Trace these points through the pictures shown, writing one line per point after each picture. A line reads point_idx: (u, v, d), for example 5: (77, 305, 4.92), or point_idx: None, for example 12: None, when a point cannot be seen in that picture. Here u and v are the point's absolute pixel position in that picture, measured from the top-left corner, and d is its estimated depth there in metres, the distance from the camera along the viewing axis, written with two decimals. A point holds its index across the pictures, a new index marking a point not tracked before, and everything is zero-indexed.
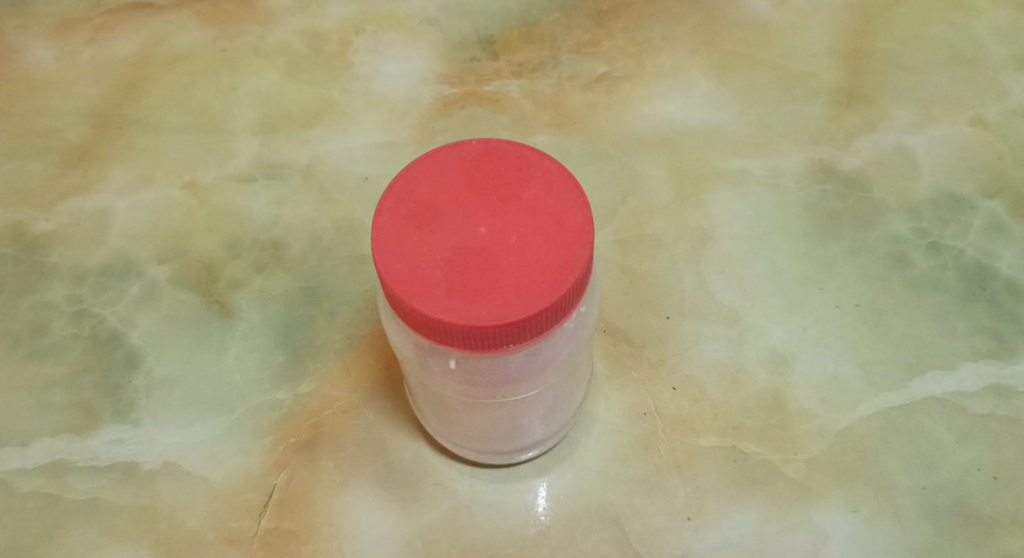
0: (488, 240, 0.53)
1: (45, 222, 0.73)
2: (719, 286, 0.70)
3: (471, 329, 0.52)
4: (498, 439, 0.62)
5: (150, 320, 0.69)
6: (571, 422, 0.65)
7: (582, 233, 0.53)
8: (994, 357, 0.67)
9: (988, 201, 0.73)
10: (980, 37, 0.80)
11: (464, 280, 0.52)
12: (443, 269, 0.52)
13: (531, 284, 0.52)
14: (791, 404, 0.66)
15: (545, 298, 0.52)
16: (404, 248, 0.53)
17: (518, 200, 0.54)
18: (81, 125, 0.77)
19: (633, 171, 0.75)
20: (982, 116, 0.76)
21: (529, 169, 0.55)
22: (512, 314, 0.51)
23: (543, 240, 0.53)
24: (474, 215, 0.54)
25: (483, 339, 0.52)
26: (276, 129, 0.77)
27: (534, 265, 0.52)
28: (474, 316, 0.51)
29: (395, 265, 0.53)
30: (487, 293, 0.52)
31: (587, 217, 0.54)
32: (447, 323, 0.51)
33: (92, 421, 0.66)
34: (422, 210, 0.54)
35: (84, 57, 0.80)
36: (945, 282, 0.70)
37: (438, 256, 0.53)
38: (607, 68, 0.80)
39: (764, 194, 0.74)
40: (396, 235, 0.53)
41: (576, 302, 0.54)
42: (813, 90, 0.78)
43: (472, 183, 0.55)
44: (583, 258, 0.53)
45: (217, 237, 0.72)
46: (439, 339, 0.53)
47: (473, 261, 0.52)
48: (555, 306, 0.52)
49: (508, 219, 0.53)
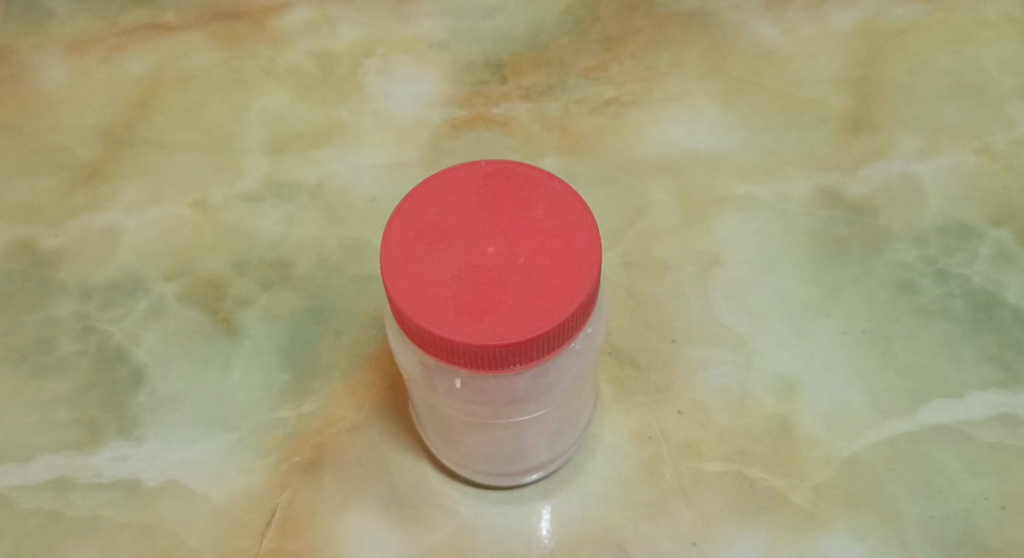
0: (497, 260, 0.53)
1: (54, 238, 0.73)
2: (726, 311, 0.70)
3: (478, 348, 0.51)
4: (503, 461, 0.62)
5: (156, 336, 0.69)
6: (576, 444, 0.65)
7: (590, 254, 0.53)
8: (1002, 386, 0.66)
9: (995, 229, 0.73)
10: (987, 67, 0.80)
11: (472, 299, 0.52)
12: (451, 289, 0.52)
13: (539, 304, 0.52)
14: (798, 430, 0.65)
15: (554, 318, 0.52)
16: (412, 266, 0.53)
17: (527, 220, 0.54)
18: (93, 143, 0.77)
19: (640, 195, 0.75)
20: (989, 146, 0.76)
21: (538, 190, 0.55)
22: (518, 333, 0.51)
23: (551, 261, 0.53)
24: (483, 233, 0.54)
25: (490, 358, 0.52)
26: (285, 148, 0.77)
27: (542, 285, 0.52)
28: (481, 335, 0.51)
29: (403, 283, 0.53)
30: (494, 313, 0.52)
31: (596, 238, 0.54)
32: (454, 342, 0.51)
33: (96, 438, 0.66)
34: (431, 229, 0.54)
35: (97, 76, 0.80)
36: (953, 309, 0.70)
37: (446, 275, 0.53)
38: (616, 93, 0.80)
39: (771, 219, 0.74)
40: (404, 254, 0.53)
41: (584, 323, 0.54)
42: (821, 117, 0.78)
43: (482, 202, 0.55)
44: (592, 279, 0.53)
45: (224, 255, 0.73)
46: (446, 359, 0.53)
47: (481, 281, 0.52)
48: (563, 326, 0.52)
49: (517, 239, 0.53)
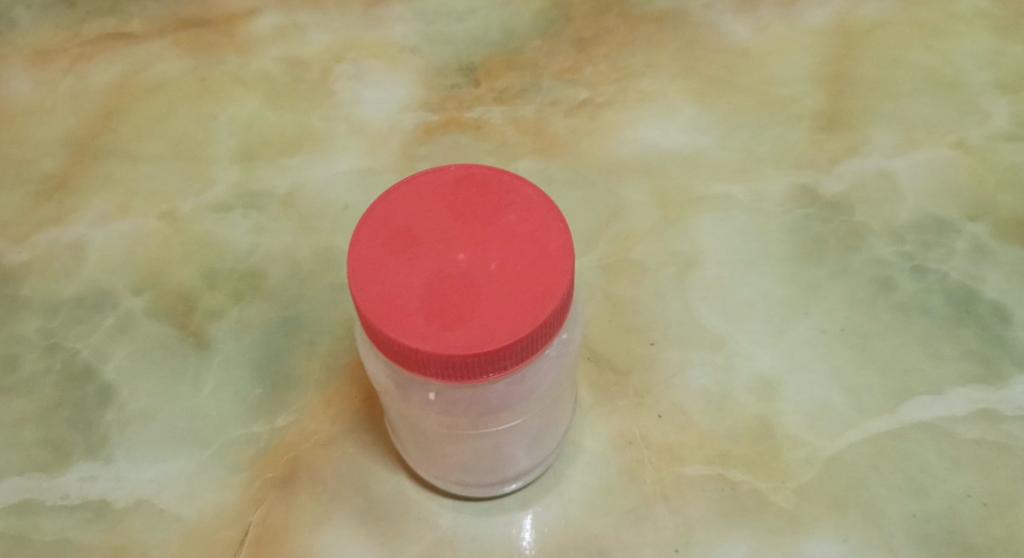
0: (468, 267, 0.52)
1: (18, 254, 0.72)
2: (704, 311, 0.69)
3: (449, 359, 0.50)
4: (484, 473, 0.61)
5: (124, 352, 0.68)
6: (555, 452, 0.64)
7: (563, 259, 0.53)
8: (983, 382, 0.66)
9: (972, 224, 0.72)
10: (960, 61, 0.80)
11: (443, 308, 0.51)
12: (421, 298, 0.51)
13: (510, 311, 0.51)
14: (779, 431, 0.65)
15: (526, 326, 0.51)
16: (381, 275, 0.52)
17: (498, 226, 0.53)
18: (58, 155, 0.76)
19: (616, 197, 0.74)
20: (964, 140, 0.76)
21: (509, 195, 0.54)
22: (490, 343, 0.50)
23: (523, 267, 0.52)
24: (453, 241, 0.53)
25: (461, 369, 0.51)
26: (255, 157, 0.76)
27: (515, 292, 0.51)
28: (452, 345, 0.50)
29: (372, 294, 0.52)
30: (466, 322, 0.51)
31: (568, 242, 0.53)
32: (425, 353, 0.50)
33: (63, 458, 0.64)
34: (400, 237, 0.53)
35: (61, 87, 0.79)
36: (931, 305, 0.69)
37: (415, 284, 0.52)
38: (590, 94, 0.80)
39: (748, 218, 0.73)
40: (373, 263, 0.52)
41: (558, 329, 0.53)
42: (795, 114, 0.78)
43: (451, 208, 0.54)
44: (565, 285, 0.52)
45: (194, 267, 0.71)
46: (418, 371, 0.52)
47: (452, 289, 0.51)
48: (537, 333, 0.51)
49: (487, 245, 0.52)
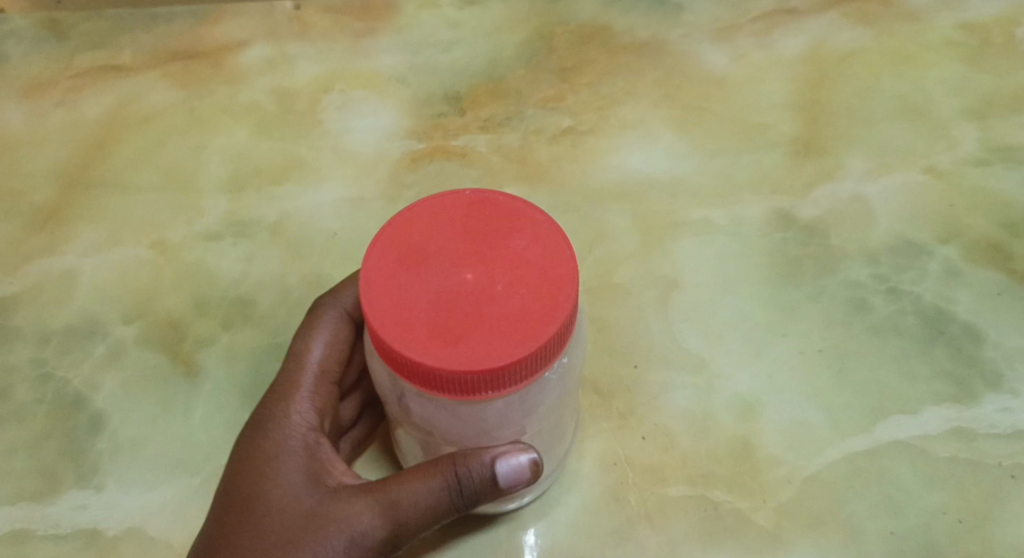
0: (474, 285, 0.53)
1: (10, 284, 0.73)
2: (686, 333, 0.71)
3: (447, 375, 0.52)
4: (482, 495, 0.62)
5: (115, 381, 0.69)
6: (556, 473, 0.65)
7: (567, 285, 0.54)
8: (955, 401, 0.67)
9: (943, 246, 0.74)
10: (930, 88, 0.82)
11: (446, 324, 0.53)
12: (426, 312, 0.53)
13: (511, 333, 0.52)
14: (759, 451, 0.66)
15: (523, 349, 0.52)
16: (390, 288, 0.54)
17: (508, 249, 0.55)
18: (49, 187, 0.77)
19: (598, 222, 0.76)
20: (936, 165, 0.78)
21: (521, 220, 0.56)
22: (487, 363, 0.52)
23: (528, 290, 0.53)
24: (463, 259, 0.54)
25: (458, 385, 0.52)
26: (244, 186, 0.78)
27: (516, 313, 0.53)
28: (451, 360, 0.52)
29: (379, 305, 0.53)
30: (466, 339, 0.52)
31: (573, 270, 0.54)
32: (424, 365, 0.52)
33: (55, 487, 0.65)
34: (413, 253, 0.55)
35: (52, 119, 0.80)
36: (905, 326, 0.71)
37: (422, 299, 0.53)
38: (573, 122, 0.82)
39: (727, 242, 0.75)
40: (384, 276, 0.54)
41: (557, 354, 0.54)
42: (772, 140, 0.80)
43: (464, 228, 0.55)
44: (566, 310, 0.53)
45: (184, 295, 0.72)
46: (417, 383, 0.53)
47: (457, 305, 0.53)
48: (534, 355, 0.52)
49: (494, 267, 0.54)
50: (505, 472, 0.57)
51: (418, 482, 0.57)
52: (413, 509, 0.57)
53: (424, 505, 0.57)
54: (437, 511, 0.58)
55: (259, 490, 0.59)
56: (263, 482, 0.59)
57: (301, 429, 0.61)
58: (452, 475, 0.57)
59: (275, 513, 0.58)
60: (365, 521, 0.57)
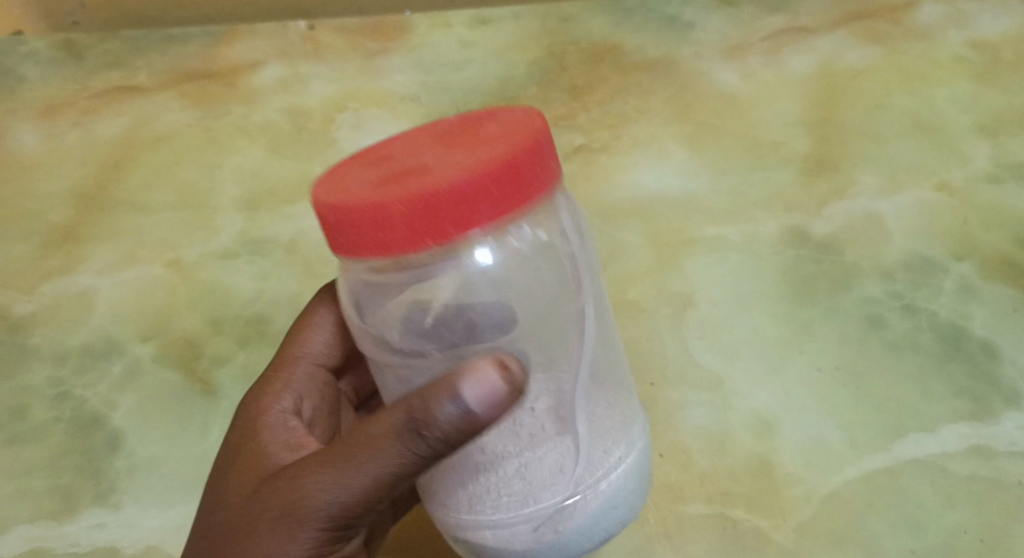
0: (427, 153, 0.52)
1: (27, 303, 0.73)
2: (701, 351, 0.71)
3: (383, 215, 0.49)
4: (506, 501, 0.52)
5: (132, 400, 0.69)
6: (602, 455, 0.53)
7: (524, 136, 0.51)
8: (974, 419, 0.67)
9: (958, 263, 0.74)
10: (941, 106, 0.83)
11: (389, 181, 0.50)
12: (371, 179, 0.51)
13: (454, 172, 0.49)
14: (778, 469, 0.66)
15: (464, 181, 0.49)
16: (342, 174, 0.52)
17: (471, 129, 0.53)
18: (66, 207, 0.77)
19: (612, 239, 0.77)
20: (948, 182, 0.78)
21: (491, 114, 0.54)
22: (425, 197, 0.49)
23: (481, 146, 0.51)
24: (420, 142, 0.53)
25: (397, 226, 0.49)
26: (260, 205, 0.78)
27: (465, 160, 0.50)
28: (388, 202, 0.49)
29: (328, 184, 0.52)
30: (406, 184, 0.50)
31: (536, 127, 0.51)
32: (360, 211, 0.49)
33: (72, 506, 0.65)
34: (373, 151, 0.54)
35: (69, 139, 0.81)
36: (922, 343, 0.71)
37: (370, 173, 0.52)
38: (585, 140, 0.83)
39: (741, 258, 0.75)
40: (339, 169, 0.53)
41: (512, 203, 0.50)
42: (785, 157, 0.80)
43: (430, 126, 0.54)
44: (519, 151, 0.50)
45: (200, 314, 0.72)
46: (358, 241, 0.50)
47: (405, 168, 0.51)
48: (477, 187, 0.49)
49: (449, 139, 0.52)
50: (469, 392, 0.49)
51: (377, 427, 0.51)
52: (375, 458, 0.51)
53: (384, 451, 0.51)
54: (399, 457, 0.51)
55: (231, 470, 0.58)
56: (240, 448, 0.59)
57: (280, 407, 0.62)
58: (407, 412, 0.50)
59: (240, 475, 0.57)
60: (326, 484, 0.52)
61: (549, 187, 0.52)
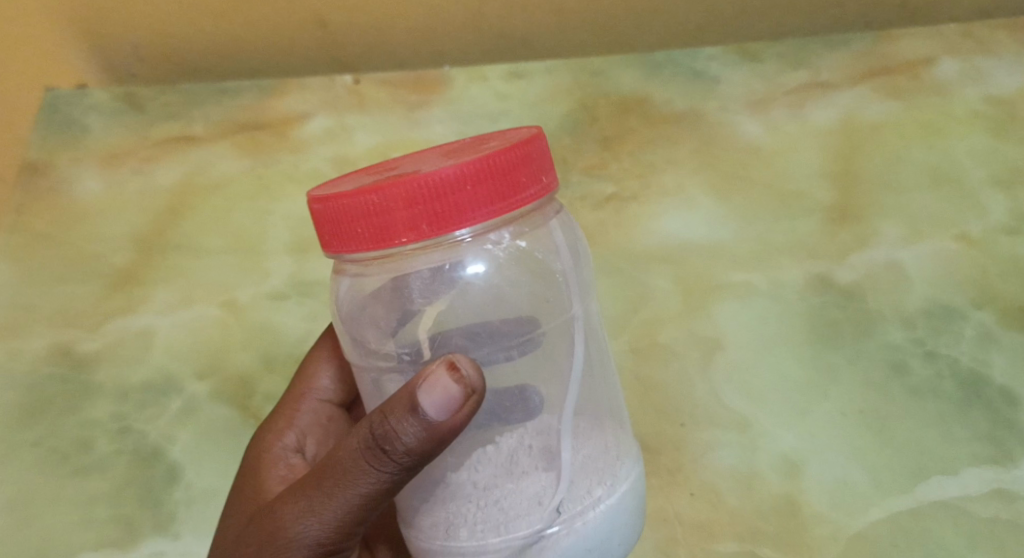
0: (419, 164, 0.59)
1: (91, 341, 0.78)
2: (730, 393, 0.75)
3: (361, 202, 0.55)
4: (485, 529, 0.56)
5: (189, 435, 0.75)
6: (577, 494, 0.57)
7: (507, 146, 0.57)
8: (995, 463, 0.72)
9: (978, 311, 0.78)
10: (959, 158, 0.85)
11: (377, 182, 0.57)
12: (364, 182, 0.58)
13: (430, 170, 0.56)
14: (805, 508, 0.72)
15: (435, 175, 0.55)
16: (347, 182, 0.60)
17: (466, 148, 0.60)
18: (127, 250, 0.81)
19: (643, 284, 0.80)
20: (967, 233, 0.81)
21: (492, 138, 0.61)
22: (398, 185, 0.55)
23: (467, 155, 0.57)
24: (421, 158, 0.60)
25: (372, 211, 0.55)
26: (308, 248, 0.81)
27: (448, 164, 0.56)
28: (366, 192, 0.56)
29: (331, 187, 0.60)
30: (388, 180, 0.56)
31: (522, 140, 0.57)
32: (342, 199, 0.56)
33: (133, 536, 0.72)
34: (382, 168, 0.61)
35: (131, 188, 0.84)
36: (943, 389, 0.75)
37: (367, 179, 0.59)
38: (616, 189, 0.84)
39: (766, 303, 0.79)
40: (348, 178, 0.61)
41: (478, 196, 0.55)
42: (808, 207, 0.83)
43: (435, 149, 0.62)
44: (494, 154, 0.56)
45: (253, 353, 0.77)
46: (341, 228, 0.56)
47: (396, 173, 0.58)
48: (447, 176, 0.55)
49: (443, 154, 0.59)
50: (426, 400, 0.55)
51: (344, 450, 0.58)
52: (341, 479, 0.58)
53: (350, 471, 0.57)
54: (363, 477, 0.57)
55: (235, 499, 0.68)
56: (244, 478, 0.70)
57: (285, 439, 0.72)
58: (369, 430, 0.57)
59: (239, 506, 0.68)
60: (304, 507, 0.59)
61: (527, 195, 0.57)
